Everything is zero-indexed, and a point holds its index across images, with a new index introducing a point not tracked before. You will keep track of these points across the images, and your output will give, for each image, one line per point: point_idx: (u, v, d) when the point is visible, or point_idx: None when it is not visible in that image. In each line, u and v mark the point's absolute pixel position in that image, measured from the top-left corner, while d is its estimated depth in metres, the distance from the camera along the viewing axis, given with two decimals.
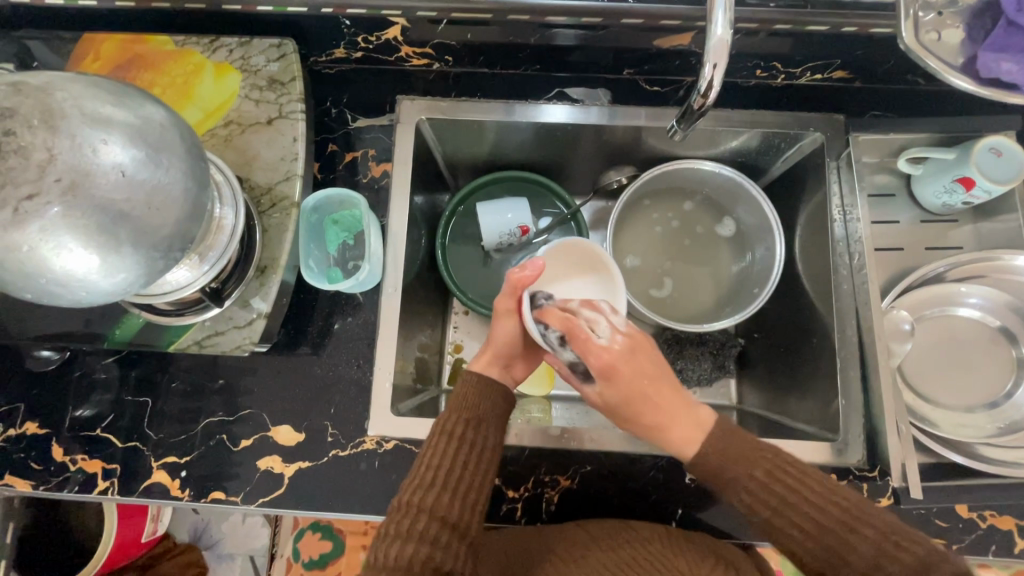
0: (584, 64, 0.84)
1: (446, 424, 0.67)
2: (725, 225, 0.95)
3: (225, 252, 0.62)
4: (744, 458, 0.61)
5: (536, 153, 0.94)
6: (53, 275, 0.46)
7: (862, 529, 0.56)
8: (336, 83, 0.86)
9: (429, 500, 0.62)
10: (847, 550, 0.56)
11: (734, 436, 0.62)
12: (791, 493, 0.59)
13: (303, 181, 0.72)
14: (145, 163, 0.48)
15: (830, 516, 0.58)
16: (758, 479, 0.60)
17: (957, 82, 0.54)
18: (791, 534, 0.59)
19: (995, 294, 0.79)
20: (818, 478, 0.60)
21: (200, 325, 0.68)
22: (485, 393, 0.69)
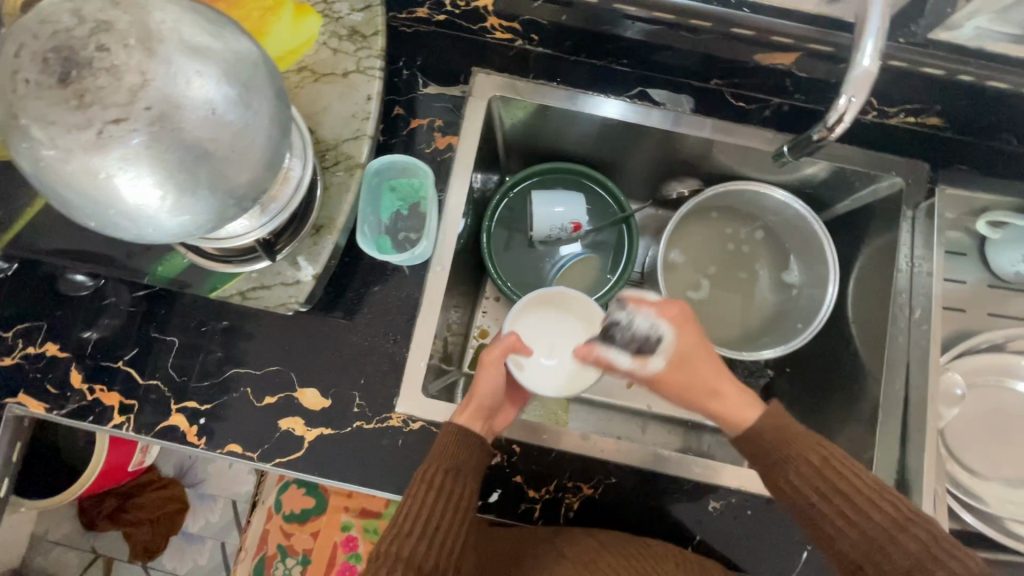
0: (674, 64, 0.80)
1: (424, 475, 0.64)
2: (790, 271, 0.94)
3: (286, 206, 0.60)
4: (795, 445, 0.63)
5: (601, 148, 0.91)
6: (123, 207, 0.43)
7: (908, 536, 0.57)
8: (412, 43, 0.82)
9: (405, 548, 0.60)
10: (892, 547, 0.57)
11: (792, 434, 0.64)
12: (841, 487, 0.60)
13: (371, 143, 0.69)
14: (233, 102, 0.44)
15: (875, 515, 0.58)
16: (809, 466, 0.62)
17: None
18: (835, 524, 0.60)
19: None
20: (869, 479, 0.61)
21: (246, 275, 0.65)
22: (464, 443, 0.66)
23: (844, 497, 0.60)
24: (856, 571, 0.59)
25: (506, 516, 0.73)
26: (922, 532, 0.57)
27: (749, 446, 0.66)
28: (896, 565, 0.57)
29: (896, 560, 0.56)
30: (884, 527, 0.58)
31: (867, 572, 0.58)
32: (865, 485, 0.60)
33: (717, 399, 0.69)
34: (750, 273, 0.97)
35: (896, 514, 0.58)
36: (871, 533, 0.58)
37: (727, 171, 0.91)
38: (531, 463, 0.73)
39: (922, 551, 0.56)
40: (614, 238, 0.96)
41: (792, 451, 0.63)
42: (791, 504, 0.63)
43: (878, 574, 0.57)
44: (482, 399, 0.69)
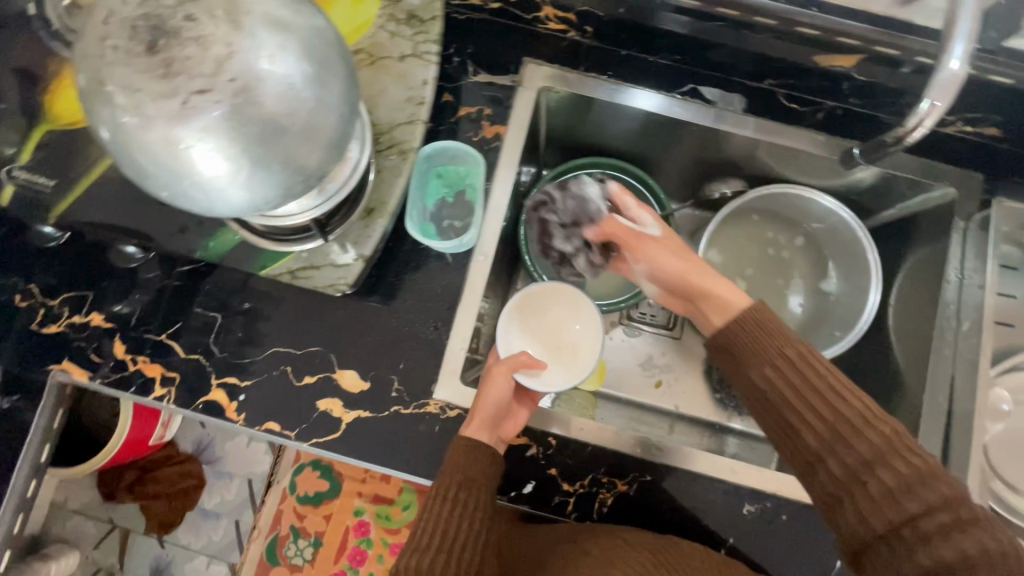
0: (727, 62, 0.79)
1: (439, 488, 0.66)
2: (828, 280, 0.94)
3: (342, 188, 0.60)
4: (774, 341, 0.64)
5: (645, 144, 0.90)
6: (198, 178, 0.44)
7: (872, 431, 0.57)
8: (463, 30, 0.82)
9: (424, 563, 0.62)
10: (856, 439, 0.57)
11: (774, 329, 0.65)
12: (814, 382, 0.60)
13: (424, 129, 0.69)
14: (306, 79, 0.44)
15: (844, 411, 0.58)
16: (785, 362, 0.62)
17: None
18: (803, 415, 0.60)
19: None
20: (840, 377, 0.61)
21: (296, 255, 0.65)
22: (476, 455, 0.67)
23: (812, 390, 0.60)
24: (816, 465, 0.59)
25: (540, 509, 0.73)
26: (887, 429, 0.56)
27: (725, 340, 0.68)
28: (856, 458, 0.57)
29: (858, 452, 0.56)
30: (846, 422, 0.58)
31: (826, 465, 0.58)
32: (836, 381, 0.60)
33: (713, 282, 0.75)
34: (788, 279, 0.97)
35: (863, 412, 0.58)
36: (836, 426, 0.58)
37: (772, 174, 0.90)
38: (567, 456, 0.73)
39: (882, 446, 0.56)
40: None
41: (770, 349, 0.64)
42: (762, 398, 0.63)
43: (836, 466, 0.57)
44: (487, 410, 0.70)
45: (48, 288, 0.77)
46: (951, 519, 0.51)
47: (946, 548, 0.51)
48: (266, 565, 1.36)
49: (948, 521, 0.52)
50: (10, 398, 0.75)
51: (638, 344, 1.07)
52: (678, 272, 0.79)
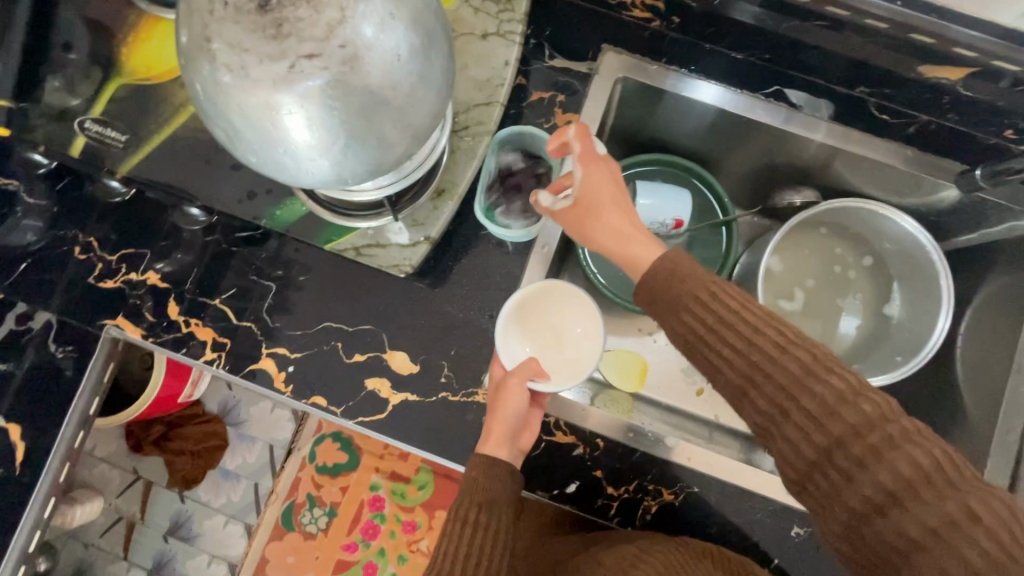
0: (822, 65, 0.75)
1: (458, 513, 0.62)
2: (892, 304, 0.91)
3: (419, 168, 0.58)
4: (683, 280, 0.59)
5: (717, 146, 0.87)
6: (293, 147, 0.42)
7: (790, 358, 0.53)
8: (543, 12, 0.78)
9: None
10: (774, 371, 0.54)
11: (676, 267, 0.60)
12: (726, 318, 0.56)
13: (501, 111, 0.66)
14: (410, 47, 0.42)
15: (758, 341, 0.55)
16: (696, 302, 0.58)
17: None
18: (720, 352, 0.56)
19: None
20: (754, 304, 0.57)
21: (362, 231, 0.64)
22: (493, 475, 0.63)
23: (724, 324, 0.56)
24: (743, 401, 0.56)
25: (581, 510, 0.71)
26: (805, 354, 0.53)
27: (643, 289, 0.62)
28: (777, 389, 0.54)
29: (777, 381, 0.53)
30: (766, 353, 0.54)
31: (751, 400, 0.55)
32: (748, 310, 0.56)
33: (625, 244, 0.64)
34: (846, 299, 0.95)
35: (778, 339, 0.54)
36: (752, 359, 0.55)
37: (847, 187, 0.86)
38: (614, 460, 0.71)
39: (802, 372, 0.53)
40: (710, 237, 0.92)
41: (679, 290, 0.59)
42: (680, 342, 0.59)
43: (763, 401, 0.54)
44: (504, 424, 0.66)
45: (107, 243, 0.77)
46: (882, 439, 0.49)
47: (880, 471, 0.49)
48: (281, 531, 1.38)
49: (875, 441, 0.49)
50: (65, 349, 0.76)
51: None
52: (575, 228, 0.68)
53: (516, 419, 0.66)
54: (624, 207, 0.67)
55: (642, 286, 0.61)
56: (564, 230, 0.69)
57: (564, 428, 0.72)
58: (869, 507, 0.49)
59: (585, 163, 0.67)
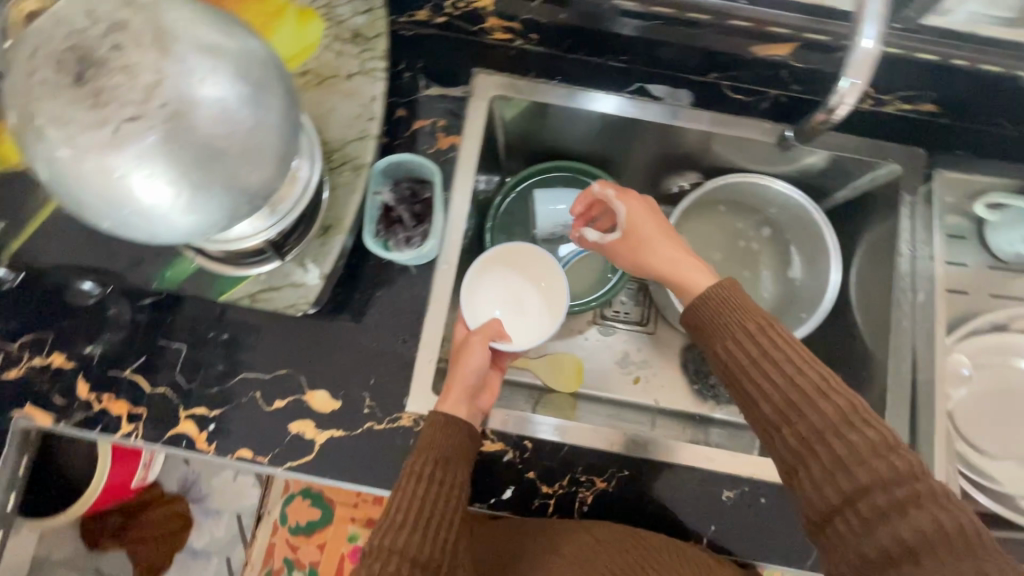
0: (674, 59, 0.80)
1: (414, 467, 0.64)
2: (794, 267, 0.96)
3: (294, 208, 0.60)
4: (736, 314, 0.64)
5: (603, 145, 0.92)
6: (137, 206, 0.44)
7: (827, 402, 0.56)
8: (413, 46, 0.83)
9: (399, 542, 0.59)
10: (809, 408, 0.56)
11: (726, 299, 0.65)
12: (771, 353, 0.60)
13: (376, 144, 0.69)
14: (248, 90, 0.45)
15: (799, 380, 0.58)
16: (743, 334, 0.62)
17: None
18: (760, 384, 0.60)
19: None
20: (800, 350, 0.60)
21: (254, 278, 0.65)
22: (453, 432, 0.66)
23: (769, 361, 0.60)
24: (773, 434, 0.59)
25: (520, 513, 0.72)
26: (845, 401, 0.56)
27: (693, 318, 0.67)
28: (809, 427, 0.56)
29: (811, 420, 0.56)
30: (805, 392, 0.57)
31: (783, 434, 0.58)
32: (793, 352, 0.60)
33: (682, 270, 0.74)
34: (754, 270, 0.99)
35: (819, 383, 0.57)
36: (789, 395, 0.58)
37: (727, 165, 0.92)
38: (543, 458, 0.73)
39: (837, 416, 0.55)
40: None
41: (730, 321, 0.64)
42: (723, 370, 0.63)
43: (794, 437, 0.57)
44: (463, 382, 0.71)
45: (5, 332, 0.75)
46: (908, 496, 0.50)
47: (901, 526, 0.50)
48: None
49: (902, 497, 0.51)
50: None
51: (615, 342, 1.08)
52: (629, 258, 0.80)
53: (474, 376, 0.72)
54: (671, 236, 0.78)
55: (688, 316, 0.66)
56: (617, 258, 0.81)
57: (493, 437, 0.74)
58: (885, 559, 0.50)
59: (629, 202, 0.80)
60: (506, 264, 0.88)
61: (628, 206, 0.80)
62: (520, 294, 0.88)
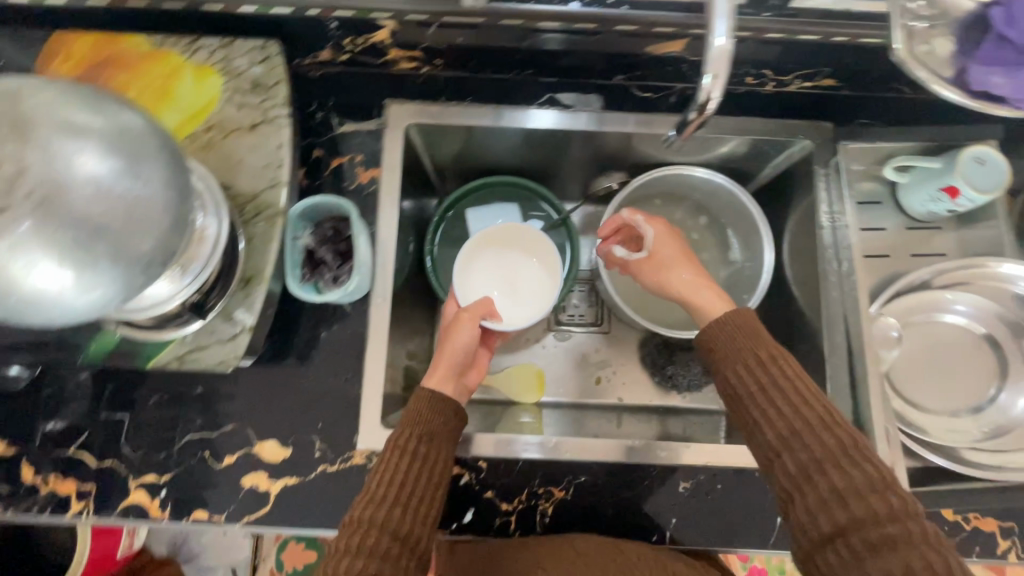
0: (578, 67, 0.82)
1: (398, 442, 0.66)
2: (733, 249, 0.98)
3: (206, 263, 0.61)
4: (751, 343, 0.66)
5: (528, 155, 0.93)
6: (23, 295, 0.44)
7: (830, 436, 0.58)
8: (322, 86, 0.83)
9: (380, 515, 0.61)
10: (812, 438, 0.58)
11: (742, 328, 0.67)
12: (780, 382, 0.62)
13: (289, 189, 0.70)
14: (127, 161, 0.46)
15: (805, 411, 0.60)
16: (754, 362, 0.64)
17: (947, 95, 0.54)
18: (765, 411, 0.62)
19: (982, 302, 0.77)
20: (809, 385, 0.62)
21: (181, 340, 0.65)
22: (438, 411, 0.68)
23: (778, 390, 0.62)
24: (774, 460, 0.60)
25: (483, 534, 0.73)
26: (848, 437, 0.58)
27: (706, 343, 0.68)
28: (810, 457, 0.58)
29: (812, 450, 0.58)
30: (811, 424, 0.59)
31: (783, 461, 0.59)
32: (803, 385, 0.62)
33: (700, 296, 0.75)
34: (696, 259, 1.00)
35: (824, 417, 0.59)
36: (793, 425, 0.59)
37: (650, 160, 0.93)
38: (500, 476, 0.74)
39: (838, 450, 0.57)
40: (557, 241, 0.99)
41: (742, 349, 0.65)
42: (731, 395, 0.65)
43: (795, 465, 0.58)
44: (451, 359, 0.77)
45: None
46: (899, 533, 0.52)
47: (891, 560, 0.51)
48: None
49: (894, 534, 0.52)
50: None
51: (572, 346, 1.08)
52: (651, 277, 0.82)
53: (462, 353, 0.77)
54: (692, 263, 0.80)
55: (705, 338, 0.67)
56: (638, 277, 0.83)
57: None
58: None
59: (656, 227, 0.83)
60: (498, 242, 0.92)
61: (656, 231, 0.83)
62: (511, 272, 0.91)
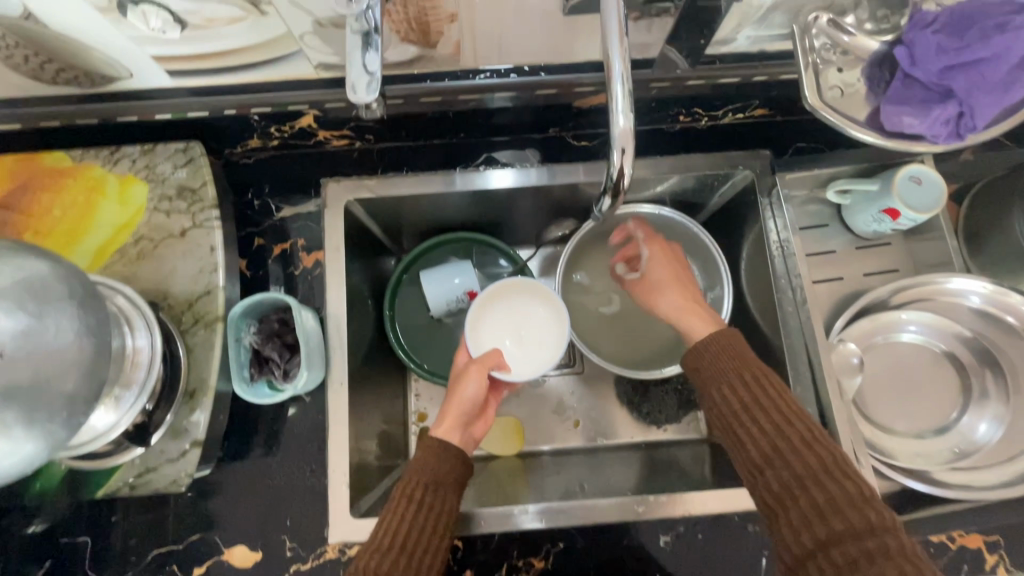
0: (510, 126, 0.82)
1: (405, 488, 0.65)
2: None
3: (144, 387, 0.60)
4: (732, 362, 0.63)
5: (474, 212, 0.92)
6: None
7: (810, 452, 0.55)
8: (256, 173, 0.83)
9: (384, 566, 0.59)
10: (791, 453, 0.55)
11: (725, 348, 0.65)
12: (760, 400, 0.59)
13: (226, 292, 0.69)
14: (27, 318, 0.45)
15: (787, 428, 0.57)
16: (737, 382, 0.61)
17: (858, 136, 0.55)
18: (746, 428, 0.59)
19: (934, 320, 0.76)
20: (792, 403, 0.59)
21: (129, 463, 0.64)
22: (444, 457, 0.67)
23: (758, 407, 0.59)
24: (756, 478, 0.57)
25: None
26: (828, 451, 0.55)
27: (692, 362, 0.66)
28: (790, 473, 0.55)
29: (793, 466, 0.55)
30: (791, 438, 0.56)
31: (765, 479, 0.56)
32: (782, 399, 0.59)
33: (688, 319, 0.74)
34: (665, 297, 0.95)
35: (805, 435, 0.56)
36: (774, 442, 0.57)
37: None
38: (478, 553, 0.75)
39: (819, 466, 0.54)
40: None
41: (723, 368, 0.63)
42: (714, 414, 0.62)
43: (775, 480, 0.55)
44: (456, 410, 0.75)
45: None
46: (879, 546, 0.48)
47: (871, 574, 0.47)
48: None
49: (874, 550, 0.48)
50: None
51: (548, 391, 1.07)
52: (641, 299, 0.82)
53: (466, 405, 0.75)
54: (683, 287, 0.79)
55: (687, 358, 0.65)
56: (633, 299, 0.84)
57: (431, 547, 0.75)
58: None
59: (654, 248, 0.83)
60: (516, 289, 0.84)
61: (652, 257, 0.83)
62: (526, 320, 0.84)
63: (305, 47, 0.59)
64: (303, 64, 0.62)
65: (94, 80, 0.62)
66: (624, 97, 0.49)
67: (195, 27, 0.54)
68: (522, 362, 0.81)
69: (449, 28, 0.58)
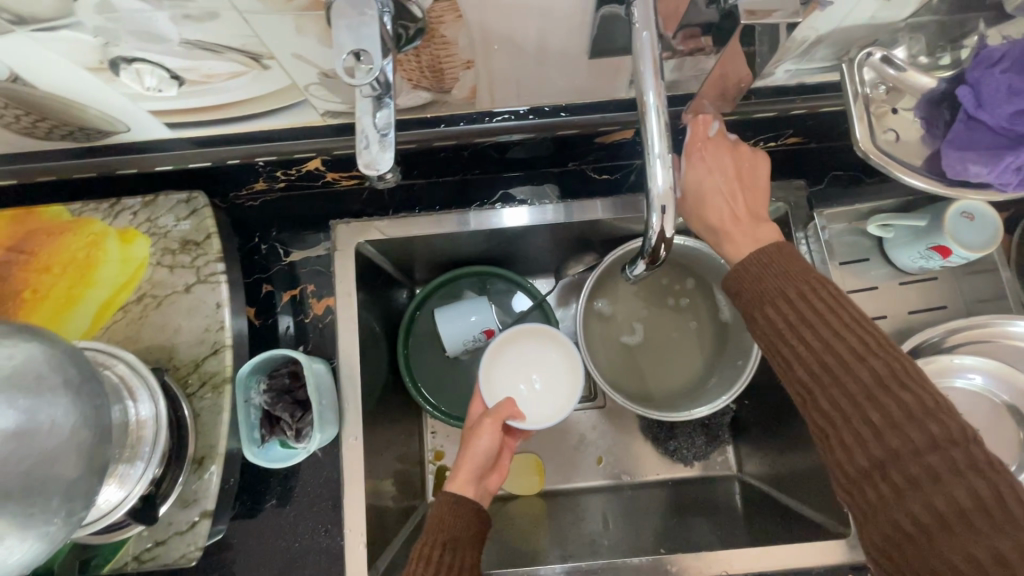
0: (527, 162, 0.78)
1: (421, 552, 0.60)
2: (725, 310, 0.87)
3: (150, 459, 0.57)
4: (779, 276, 0.54)
5: (490, 248, 0.87)
6: None
7: (866, 367, 0.49)
8: (263, 216, 0.79)
9: None
10: (844, 371, 0.50)
11: (772, 260, 0.55)
12: (807, 316, 0.52)
13: (234, 349, 0.66)
14: (18, 416, 0.41)
15: (839, 343, 0.50)
16: (784, 298, 0.53)
17: (907, 180, 0.53)
18: (794, 349, 0.52)
19: (992, 364, 0.69)
20: (846, 310, 0.51)
21: (137, 536, 0.61)
22: (460, 511, 0.63)
23: (806, 322, 0.52)
24: (805, 399, 0.52)
25: None
26: (885, 366, 0.48)
27: (733, 282, 0.57)
28: (844, 392, 0.49)
29: (846, 386, 0.49)
30: (841, 356, 0.50)
31: (815, 401, 0.51)
32: (830, 309, 0.51)
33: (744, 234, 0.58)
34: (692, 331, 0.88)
35: (859, 347, 0.50)
36: (825, 360, 0.50)
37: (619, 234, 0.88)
38: None
39: (874, 382, 0.48)
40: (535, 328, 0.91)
41: (770, 285, 0.54)
42: (757, 335, 0.55)
43: (826, 402, 0.50)
44: (471, 464, 0.67)
45: None
46: (943, 463, 0.45)
47: (933, 493, 0.44)
48: None
49: (935, 466, 0.45)
50: None
51: None
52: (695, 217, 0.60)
53: (481, 459, 0.67)
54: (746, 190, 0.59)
55: (727, 281, 0.56)
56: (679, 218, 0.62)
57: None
58: (912, 523, 0.45)
59: (703, 146, 0.59)
60: (530, 333, 0.78)
61: (690, 162, 0.60)
62: (543, 365, 0.77)
63: (311, 97, 0.55)
64: (310, 113, 0.58)
65: (91, 135, 0.59)
66: (662, 138, 0.45)
67: (194, 83, 0.51)
68: (539, 408, 0.74)
69: (464, 74, 0.54)
